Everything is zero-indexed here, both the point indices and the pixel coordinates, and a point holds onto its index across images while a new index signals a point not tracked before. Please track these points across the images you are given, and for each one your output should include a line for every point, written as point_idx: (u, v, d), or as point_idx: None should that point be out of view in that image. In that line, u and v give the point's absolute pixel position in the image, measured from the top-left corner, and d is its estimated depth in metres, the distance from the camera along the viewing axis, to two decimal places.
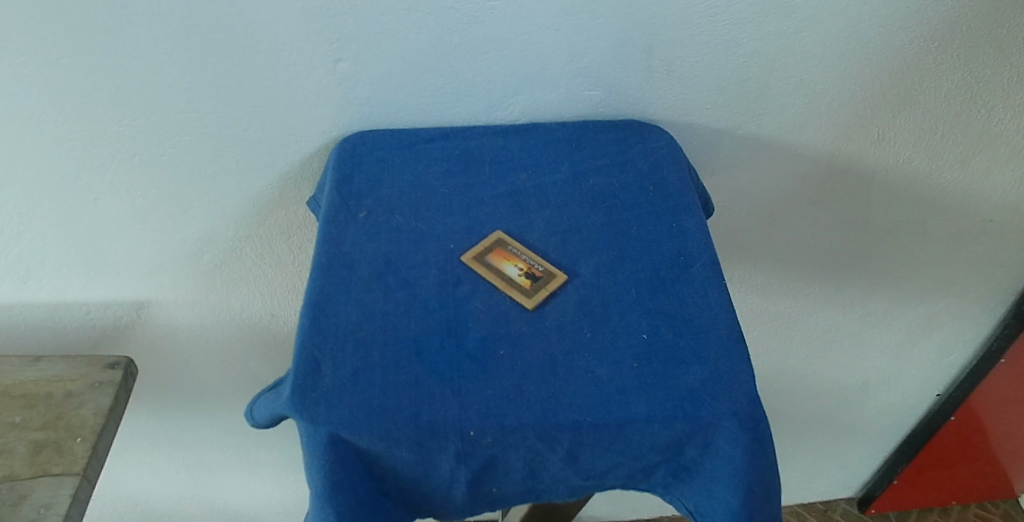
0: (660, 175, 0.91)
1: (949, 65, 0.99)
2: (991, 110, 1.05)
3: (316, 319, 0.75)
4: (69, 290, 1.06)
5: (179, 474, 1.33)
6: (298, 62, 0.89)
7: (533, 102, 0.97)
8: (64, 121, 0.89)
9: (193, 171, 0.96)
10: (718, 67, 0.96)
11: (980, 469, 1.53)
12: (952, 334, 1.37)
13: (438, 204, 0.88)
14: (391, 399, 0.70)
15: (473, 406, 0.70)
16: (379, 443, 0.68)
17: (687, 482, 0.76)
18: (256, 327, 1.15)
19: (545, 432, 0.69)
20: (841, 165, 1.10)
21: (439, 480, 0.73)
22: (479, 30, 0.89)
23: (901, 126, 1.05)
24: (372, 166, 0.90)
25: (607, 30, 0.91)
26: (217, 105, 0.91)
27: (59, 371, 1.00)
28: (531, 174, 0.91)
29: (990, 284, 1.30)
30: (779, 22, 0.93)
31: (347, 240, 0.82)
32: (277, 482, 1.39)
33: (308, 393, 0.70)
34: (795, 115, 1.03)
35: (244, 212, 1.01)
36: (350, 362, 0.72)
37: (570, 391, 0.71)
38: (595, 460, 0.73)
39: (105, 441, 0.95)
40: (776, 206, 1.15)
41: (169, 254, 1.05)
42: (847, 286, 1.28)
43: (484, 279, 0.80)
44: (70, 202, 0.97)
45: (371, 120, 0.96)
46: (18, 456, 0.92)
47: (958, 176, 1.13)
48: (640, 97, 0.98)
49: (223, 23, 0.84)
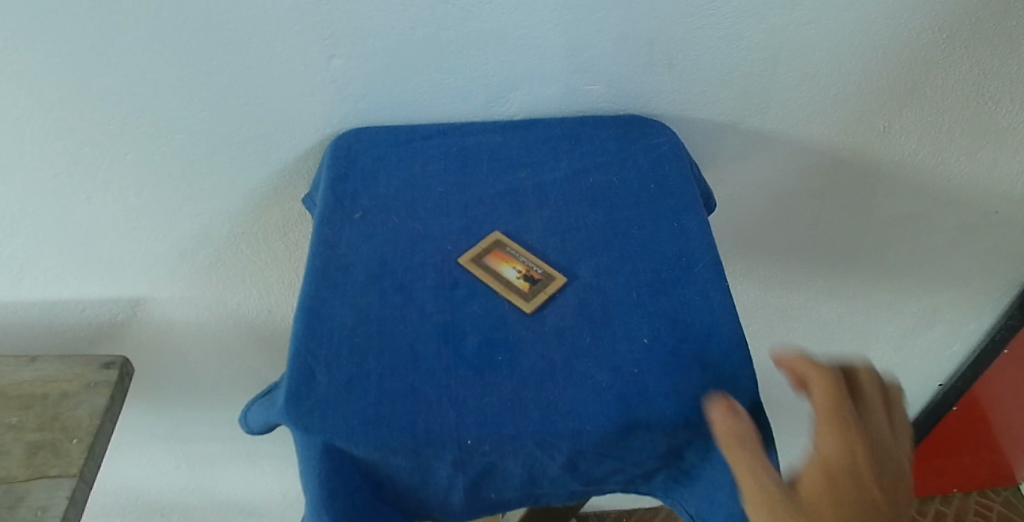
0: (662, 172, 0.89)
1: (956, 57, 0.97)
2: (998, 102, 1.03)
3: (311, 324, 0.74)
4: (64, 288, 1.05)
5: (179, 467, 1.33)
6: (292, 58, 0.87)
7: (532, 97, 0.96)
8: (54, 119, 0.87)
9: (188, 169, 0.95)
10: (719, 61, 0.94)
11: (982, 457, 1.52)
12: (955, 326, 1.36)
13: (435, 204, 0.86)
14: (387, 407, 0.69)
15: (471, 414, 0.69)
16: (375, 452, 0.67)
17: (688, 486, 0.75)
18: (253, 322, 1.14)
19: (543, 440, 0.68)
20: (844, 157, 1.08)
21: (436, 487, 0.72)
22: (476, 26, 0.88)
23: (907, 117, 1.03)
24: (368, 164, 0.89)
25: (606, 25, 0.89)
26: (209, 102, 0.89)
27: (54, 372, 0.99)
28: (531, 171, 0.90)
29: (995, 276, 1.28)
30: (784, 15, 0.91)
31: (342, 242, 0.81)
32: (276, 475, 1.38)
33: (302, 402, 0.68)
34: (798, 108, 1.01)
35: (239, 208, 1.00)
36: (346, 368, 0.71)
37: (569, 398, 0.70)
38: (594, 465, 0.72)
39: (102, 442, 0.95)
40: (779, 200, 1.14)
41: (165, 251, 1.04)
42: (849, 279, 1.27)
43: (482, 282, 0.79)
44: (62, 201, 0.95)
45: (366, 117, 0.94)
46: (15, 459, 0.91)
47: (965, 169, 1.11)
48: (641, 92, 0.96)
49: (215, 19, 0.83)
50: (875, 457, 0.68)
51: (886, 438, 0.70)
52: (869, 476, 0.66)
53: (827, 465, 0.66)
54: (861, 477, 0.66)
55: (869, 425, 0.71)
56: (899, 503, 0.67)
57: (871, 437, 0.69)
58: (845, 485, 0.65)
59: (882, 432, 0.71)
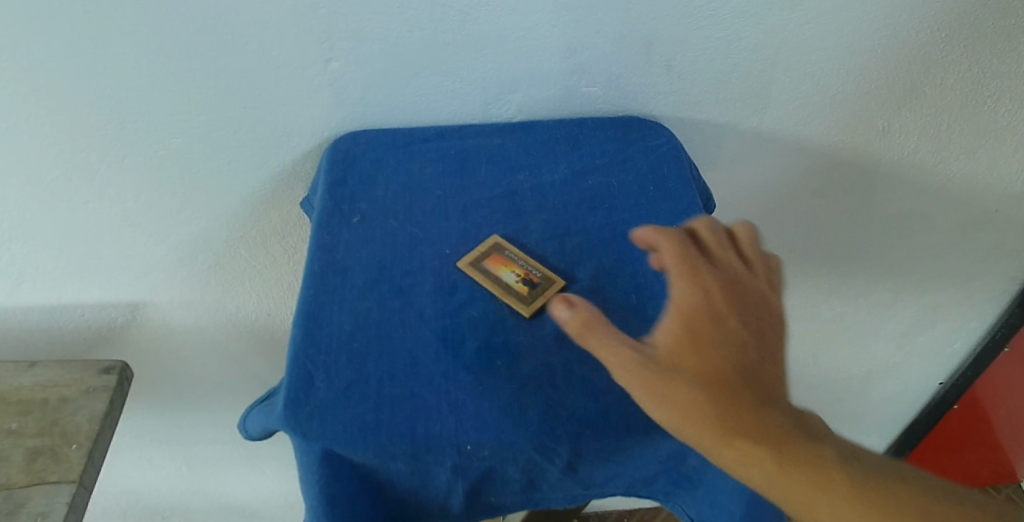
0: (661, 174, 0.89)
1: (955, 56, 0.96)
2: (997, 101, 1.02)
3: (309, 329, 0.74)
4: (63, 293, 1.05)
5: (179, 470, 1.32)
6: (289, 62, 0.87)
7: (530, 99, 0.95)
8: (51, 124, 0.87)
9: (186, 173, 0.95)
10: (718, 61, 0.94)
11: (984, 456, 1.52)
12: (955, 325, 1.36)
13: (433, 208, 0.86)
14: (387, 413, 0.69)
15: (470, 419, 0.69)
16: (374, 458, 0.67)
17: (689, 490, 0.75)
18: (253, 326, 1.14)
19: (543, 445, 0.68)
20: (843, 157, 1.08)
21: (436, 492, 0.72)
22: (474, 28, 0.87)
23: (906, 117, 1.03)
24: (366, 168, 0.89)
25: (604, 26, 0.89)
26: (206, 106, 0.89)
27: (53, 376, 0.99)
28: (529, 174, 0.90)
29: (995, 274, 1.28)
30: (782, 15, 0.90)
31: (341, 246, 0.81)
32: (277, 477, 1.37)
33: (301, 407, 0.68)
34: (797, 108, 1.01)
35: (237, 212, 1.00)
36: (344, 374, 0.71)
37: (569, 403, 0.70)
38: (594, 470, 0.72)
39: (102, 447, 0.95)
40: (778, 200, 1.13)
41: (163, 255, 1.03)
42: (849, 278, 1.27)
43: (481, 286, 0.78)
44: (60, 206, 0.95)
45: (364, 120, 0.94)
46: (14, 465, 0.91)
47: (965, 168, 1.11)
48: (640, 94, 0.96)
49: (212, 23, 0.82)
50: (731, 305, 0.71)
51: (744, 280, 0.73)
52: (728, 326, 0.69)
53: (686, 327, 0.68)
54: (722, 330, 0.68)
55: (724, 270, 0.73)
56: (766, 343, 0.69)
57: (723, 284, 0.72)
58: (706, 341, 0.67)
59: (734, 272, 0.74)
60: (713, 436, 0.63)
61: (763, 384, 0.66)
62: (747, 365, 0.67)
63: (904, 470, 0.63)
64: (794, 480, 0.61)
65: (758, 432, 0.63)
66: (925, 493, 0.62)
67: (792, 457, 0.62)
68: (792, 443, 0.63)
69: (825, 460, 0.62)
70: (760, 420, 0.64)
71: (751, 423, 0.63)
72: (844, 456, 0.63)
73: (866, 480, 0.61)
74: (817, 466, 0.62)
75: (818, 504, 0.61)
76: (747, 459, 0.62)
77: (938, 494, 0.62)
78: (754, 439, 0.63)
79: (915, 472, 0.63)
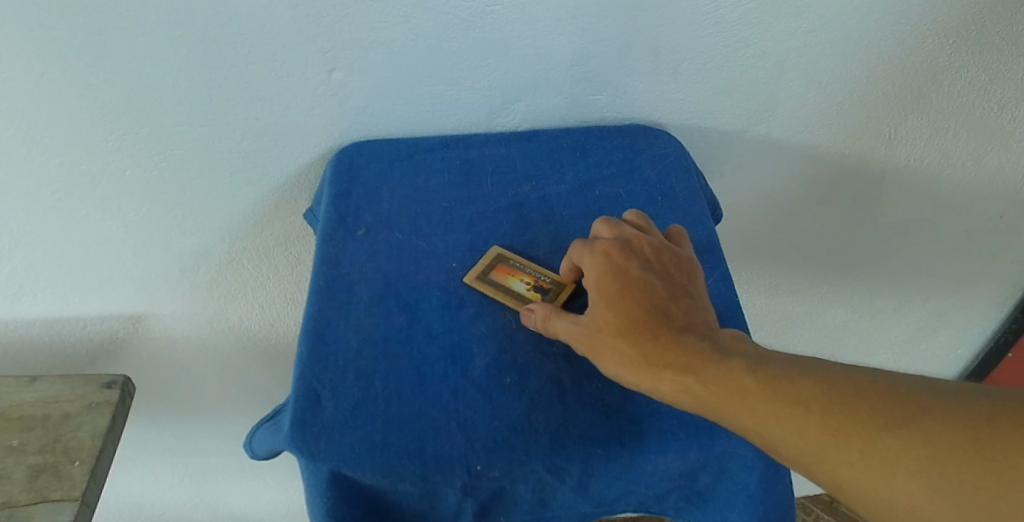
0: (669, 185, 0.88)
1: (964, 62, 0.95)
2: (1005, 108, 1.01)
3: (315, 347, 0.72)
4: (64, 306, 1.04)
5: (182, 481, 1.31)
6: (292, 72, 0.86)
7: (535, 108, 0.94)
8: (52, 137, 0.86)
9: (188, 184, 0.94)
10: (724, 68, 0.93)
11: None
12: (962, 330, 1.35)
13: (439, 220, 0.85)
14: (395, 433, 0.67)
15: (480, 439, 0.67)
16: (382, 479, 0.66)
17: (700, 508, 0.74)
18: (255, 336, 1.13)
19: (553, 465, 0.67)
20: (851, 164, 1.07)
21: (445, 512, 0.71)
22: (479, 36, 0.86)
23: (914, 124, 1.02)
24: (371, 179, 0.88)
25: (611, 34, 0.88)
26: (208, 118, 0.88)
27: (55, 391, 0.97)
28: (535, 185, 0.89)
29: (1001, 281, 1.27)
30: (789, 22, 0.89)
31: (346, 260, 0.80)
32: (280, 488, 1.36)
33: (307, 428, 0.67)
34: (805, 115, 1.00)
35: (240, 223, 0.99)
36: (351, 393, 0.70)
37: (579, 421, 0.69)
38: (605, 488, 0.71)
39: (105, 463, 0.94)
40: (784, 206, 1.12)
41: (165, 267, 1.02)
42: (855, 283, 1.26)
43: (492, 299, 0.77)
44: (61, 219, 0.94)
45: (368, 130, 0.93)
46: (17, 482, 0.90)
47: (971, 174, 1.09)
48: (646, 101, 0.95)
49: (213, 33, 0.81)
50: (638, 258, 0.74)
51: (646, 235, 0.76)
52: (635, 277, 0.72)
53: (599, 291, 0.72)
54: (631, 282, 0.71)
55: (626, 234, 0.77)
56: (675, 283, 0.72)
57: (623, 245, 0.75)
58: (616, 295, 0.71)
59: (635, 233, 0.77)
60: (638, 376, 0.65)
61: (677, 317, 0.68)
62: (657, 304, 0.69)
63: (818, 361, 0.63)
64: (714, 394, 0.62)
65: (675, 359, 0.65)
66: (838, 374, 0.61)
67: (710, 375, 0.63)
68: (707, 363, 0.64)
69: (738, 369, 0.63)
70: (675, 348, 0.65)
71: (667, 354, 0.65)
72: (756, 361, 0.63)
73: (780, 378, 0.62)
74: (733, 376, 0.62)
75: (740, 411, 0.61)
76: (671, 386, 0.64)
77: (850, 373, 0.61)
78: (673, 367, 0.65)
79: (828, 362, 0.64)
